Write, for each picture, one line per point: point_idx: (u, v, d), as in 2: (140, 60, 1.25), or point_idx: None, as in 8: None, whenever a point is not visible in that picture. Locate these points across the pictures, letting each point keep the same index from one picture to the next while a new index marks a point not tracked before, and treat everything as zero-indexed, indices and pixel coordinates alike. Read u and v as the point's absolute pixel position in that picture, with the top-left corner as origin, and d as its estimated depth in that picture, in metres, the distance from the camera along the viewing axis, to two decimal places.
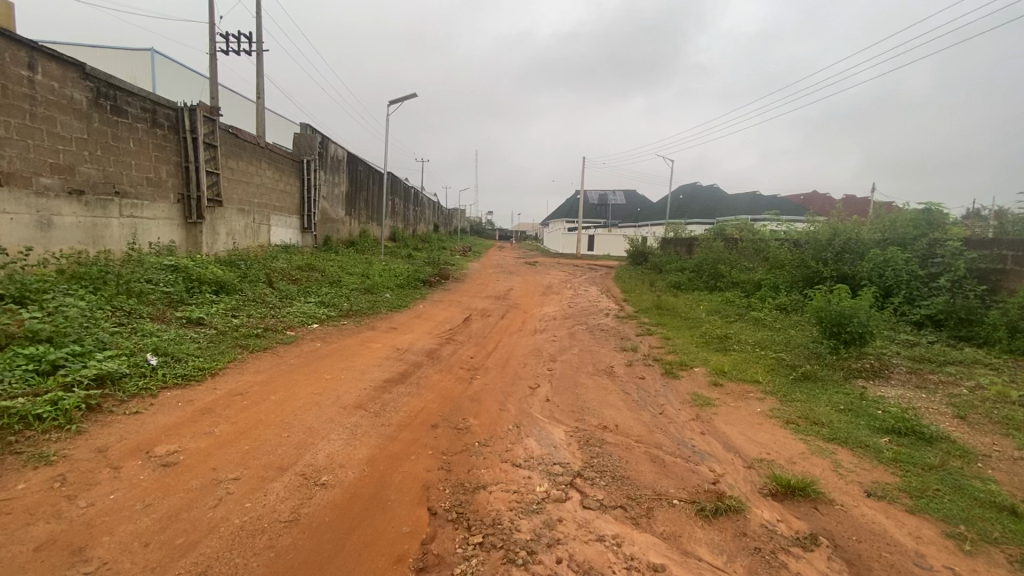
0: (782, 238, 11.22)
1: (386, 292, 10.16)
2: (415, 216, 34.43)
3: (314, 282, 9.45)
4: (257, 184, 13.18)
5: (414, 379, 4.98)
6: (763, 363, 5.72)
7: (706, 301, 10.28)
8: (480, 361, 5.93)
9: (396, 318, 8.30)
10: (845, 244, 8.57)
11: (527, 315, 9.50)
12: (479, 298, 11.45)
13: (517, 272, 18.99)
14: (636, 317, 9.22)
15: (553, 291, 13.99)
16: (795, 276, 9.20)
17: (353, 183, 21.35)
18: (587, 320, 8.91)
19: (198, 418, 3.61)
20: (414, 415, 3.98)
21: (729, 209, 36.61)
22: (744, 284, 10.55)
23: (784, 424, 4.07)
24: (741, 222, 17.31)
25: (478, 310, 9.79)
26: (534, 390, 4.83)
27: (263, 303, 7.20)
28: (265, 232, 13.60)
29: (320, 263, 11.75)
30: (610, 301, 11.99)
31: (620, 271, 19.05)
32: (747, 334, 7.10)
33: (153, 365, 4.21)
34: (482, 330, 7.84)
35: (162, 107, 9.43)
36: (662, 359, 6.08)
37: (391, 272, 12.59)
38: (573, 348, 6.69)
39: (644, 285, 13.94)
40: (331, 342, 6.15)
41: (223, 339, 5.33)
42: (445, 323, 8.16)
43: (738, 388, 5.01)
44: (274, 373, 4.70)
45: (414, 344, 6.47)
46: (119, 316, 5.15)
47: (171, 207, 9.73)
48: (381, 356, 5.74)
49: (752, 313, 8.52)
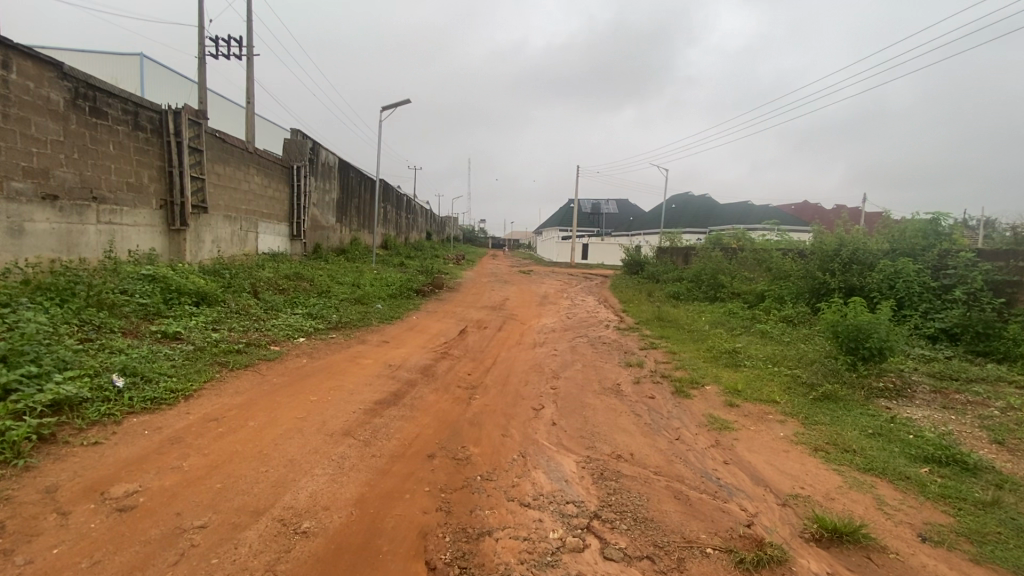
0: (784, 248, 10.97)
1: (378, 303, 9.77)
2: (408, 224, 34.07)
3: (302, 292, 9.04)
4: (245, 190, 12.77)
5: (408, 400, 4.61)
6: (779, 382, 5.41)
7: (708, 312, 9.99)
8: (479, 378, 5.57)
9: (389, 330, 7.91)
10: (852, 254, 8.33)
11: (525, 327, 9.14)
12: (474, 308, 11.08)
13: (511, 281, 18.66)
14: (638, 329, 8.90)
15: (550, 300, 13.66)
16: (801, 287, 8.93)
17: (344, 190, 20.97)
18: (588, 333, 8.57)
19: (166, 450, 3.21)
20: (408, 444, 3.61)
21: (723, 219, 36.57)
22: (747, 295, 10.28)
23: (812, 452, 3.74)
24: (738, 231, 17.12)
25: (473, 321, 9.43)
26: (538, 412, 4.48)
27: (247, 316, 6.78)
28: (252, 239, 13.16)
29: (309, 272, 11.35)
30: (609, 311, 11.67)
31: (616, 280, 18.76)
32: (756, 349, 6.79)
33: (119, 388, 3.81)
34: (479, 343, 7.47)
35: (145, 109, 9.02)
36: (671, 376, 5.75)
37: (383, 281, 12.21)
38: (576, 363, 6.35)
39: (642, 295, 13.65)
40: (319, 358, 5.75)
41: (201, 356, 4.92)
42: (440, 335, 7.79)
43: (755, 409, 4.68)
44: (255, 394, 4.31)
45: (408, 360, 6.09)
46: (86, 332, 4.73)
47: (153, 213, 9.30)
48: (373, 374, 5.36)
49: (758, 325, 8.22)
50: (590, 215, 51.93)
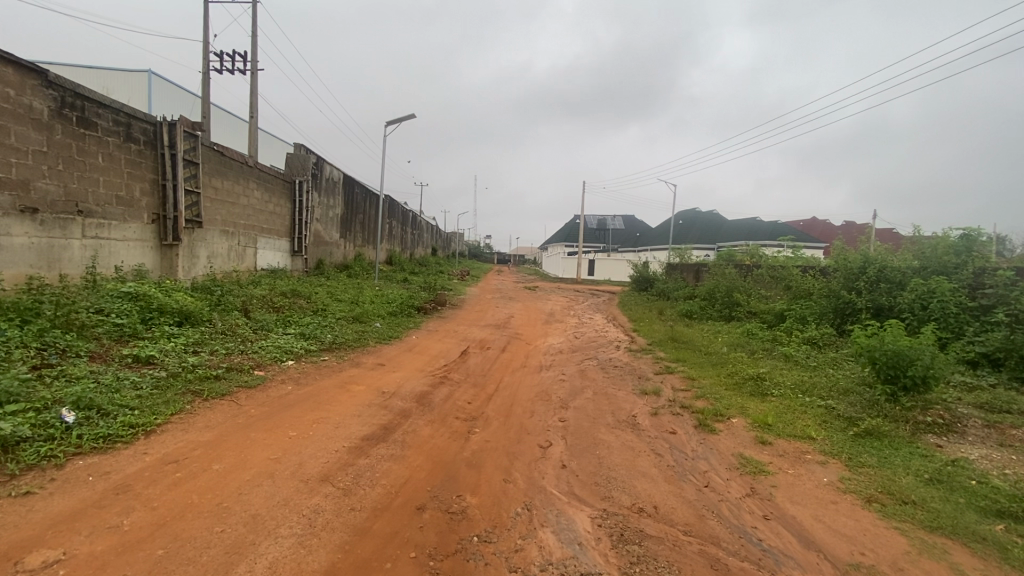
0: (803, 265, 10.44)
1: (376, 322, 9.32)
2: (412, 239, 33.83)
3: (296, 311, 8.61)
4: (244, 204, 12.46)
5: (400, 435, 4.12)
6: (813, 415, 4.87)
7: (725, 333, 9.46)
8: (480, 408, 5.07)
9: (386, 351, 7.43)
10: (878, 272, 7.80)
11: (530, 348, 8.63)
12: (477, 327, 10.58)
13: (517, 297, 18.16)
14: (651, 351, 8.38)
15: (557, 318, 13.15)
16: (824, 307, 8.39)
17: (348, 206, 20.70)
18: (597, 355, 8.04)
19: (108, 502, 2.74)
20: (396, 493, 3.12)
21: (731, 234, 36.03)
22: (766, 314, 9.74)
23: (866, 503, 3.21)
24: (750, 247, 16.58)
25: (476, 341, 8.93)
26: (545, 450, 3.97)
27: (232, 337, 6.32)
28: (250, 255, 12.80)
29: (306, 289, 10.94)
30: (619, 330, 11.14)
31: (625, 298, 18.20)
32: (783, 375, 6.25)
33: (67, 424, 3.36)
34: (481, 366, 6.98)
35: (138, 120, 8.74)
36: (692, 407, 5.23)
37: (383, 298, 11.76)
38: (586, 390, 5.84)
39: (653, 313, 13.10)
40: (306, 384, 5.28)
41: (172, 384, 4.46)
42: (440, 357, 7.30)
43: (790, 448, 4.15)
44: (227, 429, 3.83)
45: (403, 386, 5.60)
46: (45, 358, 4.30)
47: (145, 227, 8.96)
48: (364, 402, 4.88)
49: (780, 349, 7.68)
50: (596, 231, 51.54)
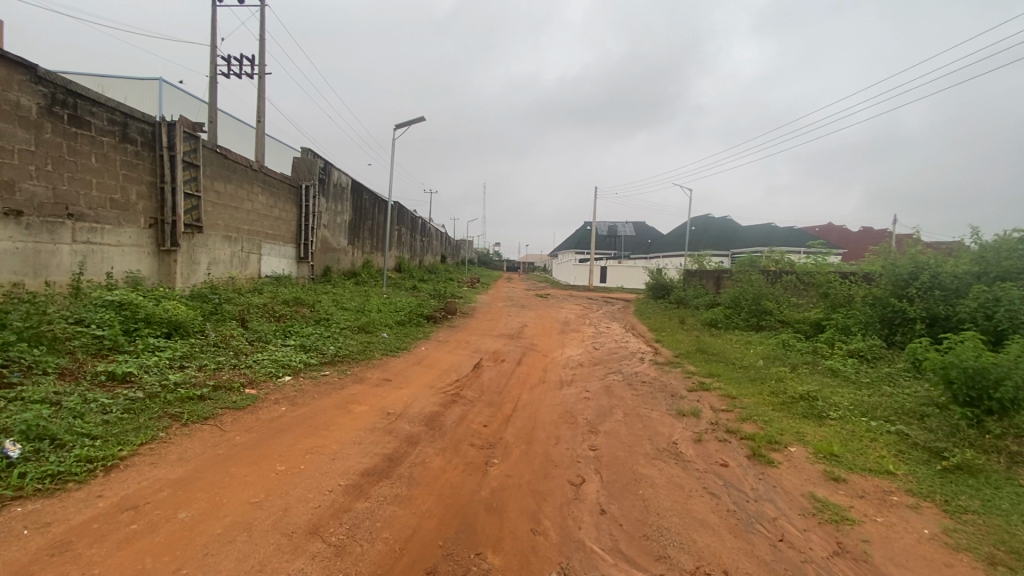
0: (841, 271, 9.73)
1: (383, 332, 8.76)
2: (422, 247, 33.41)
3: (298, 320, 8.07)
4: (248, 209, 12.02)
5: (407, 469, 3.53)
6: (884, 444, 4.21)
7: (757, 344, 8.78)
8: (497, 433, 4.46)
9: (393, 365, 6.84)
10: (933, 279, 7.10)
11: (548, 360, 8.00)
12: (490, 337, 10.01)
13: (530, 305, 17.54)
14: (680, 364, 7.72)
15: (572, 327, 12.51)
16: (870, 317, 7.69)
17: (357, 212, 20.29)
18: (622, 369, 7.40)
19: (39, 567, 2.17)
20: (401, 550, 2.53)
21: (747, 241, 35.18)
22: (802, 325, 9.05)
23: (989, 568, 2.56)
24: (774, 254, 15.85)
25: (490, 353, 8.33)
26: (578, 489, 3.36)
27: (226, 350, 5.78)
28: (254, 261, 12.33)
29: (311, 297, 10.43)
30: (640, 341, 10.49)
31: (642, 306, 17.51)
32: (837, 395, 5.57)
33: (10, 460, 2.81)
34: (495, 380, 6.38)
35: (136, 120, 8.30)
36: (740, 433, 4.58)
37: (390, 307, 11.21)
38: (615, 410, 5.21)
39: (674, 323, 12.42)
40: (303, 405, 4.72)
41: (148, 406, 3.90)
42: (451, 371, 6.70)
43: (870, 487, 3.51)
44: (204, 463, 3.26)
45: (411, 406, 5.01)
46: (4, 376, 3.76)
47: (141, 232, 8.49)
48: (366, 426, 4.31)
49: (825, 363, 6.99)
50: (607, 237, 50.85)
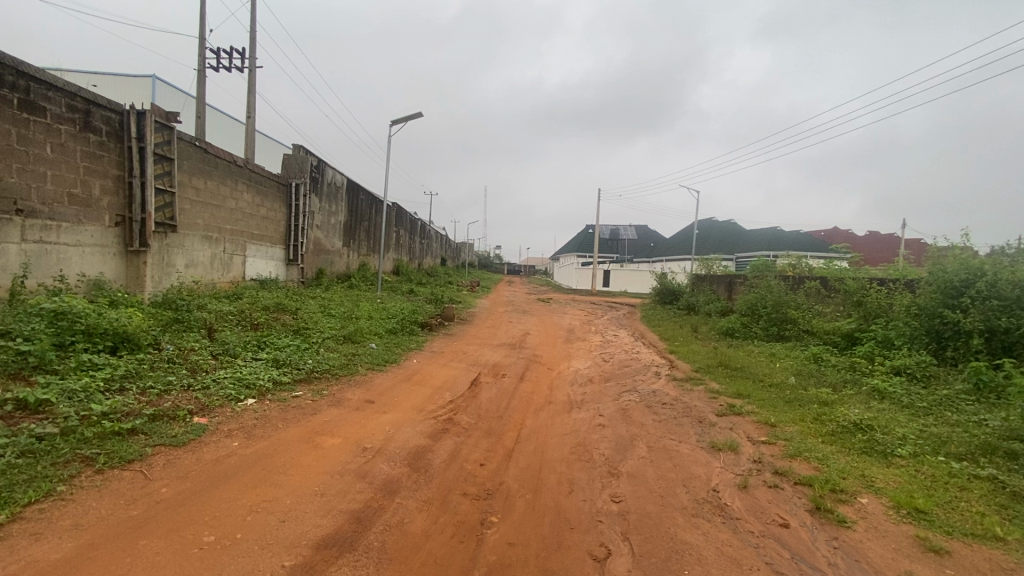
0: (875, 277, 8.89)
1: (371, 341, 7.95)
2: (421, 249, 32.66)
3: (276, 330, 7.26)
4: (232, 208, 11.23)
5: (379, 537, 2.73)
6: (977, 497, 3.40)
7: (784, 359, 7.96)
8: (497, 476, 3.65)
9: (378, 382, 6.01)
10: (990, 288, 6.29)
11: (554, 375, 7.18)
12: (489, 347, 9.18)
13: (532, 311, 16.74)
14: (702, 381, 6.91)
15: (578, 336, 11.66)
16: (916, 330, 6.88)
17: (352, 212, 19.50)
18: (638, 387, 6.57)
19: None
20: None
21: (753, 245, 34.27)
22: (833, 337, 8.24)
23: None
24: (790, 259, 15.02)
25: (489, 366, 7.52)
26: (603, 568, 2.57)
27: (181, 366, 4.97)
28: (237, 263, 11.51)
29: (297, 303, 9.63)
30: (652, 351, 9.67)
31: (649, 312, 16.70)
32: (895, 424, 4.76)
33: None
34: (496, 402, 5.56)
35: (100, 107, 7.52)
36: (792, 476, 3.77)
37: (383, 313, 10.39)
38: (637, 444, 4.40)
39: (687, 331, 11.60)
40: (262, 438, 3.91)
41: (55, 447, 3.10)
42: (445, 390, 5.89)
43: (981, 562, 2.71)
44: (106, 533, 2.47)
45: (395, 438, 4.20)
46: None
47: (105, 231, 7.70)
48: (335, 468, 3.51)
49: (868, 382, 6.18)
50: (610, 240, 49.95)
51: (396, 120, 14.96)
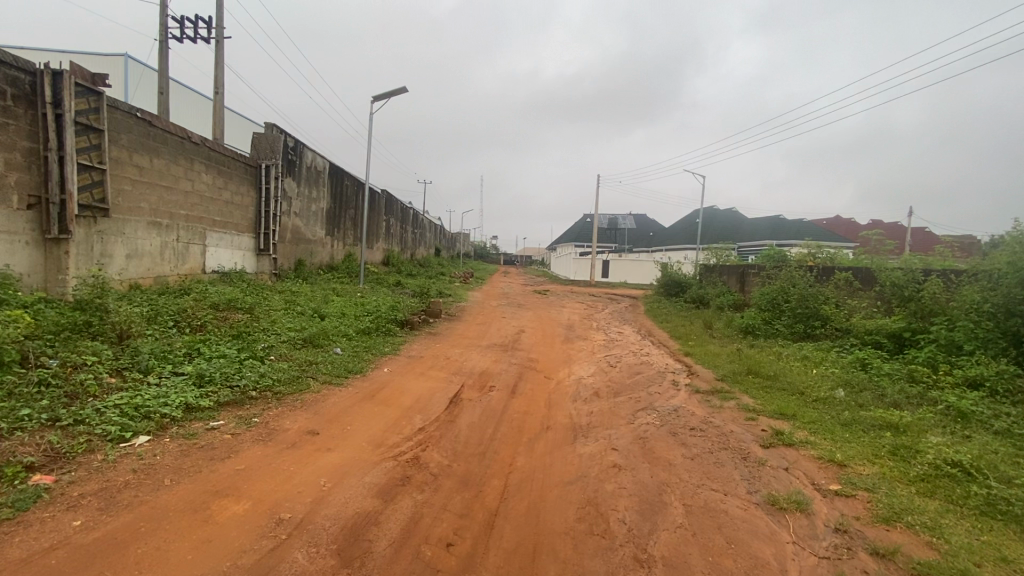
0: (922, 268, 7.69)
1: (336, 345, 6.74)
2: (414, 240, 31.44)
3: (218, 334, 6.02)
4: (188, 190, 9.91)
5: None
6: None
7: (823, 366, 6.78)
8: (469, 572, 2.45)
9: (332, 402, 4.76)
10: None
11: (552, 387, 5.96)
12: (478, 349, 7.98)
13: (527, 305, 15.54)
14: (732, 394, 5.73)
15: (579, 334, 10.43)
16: (988, 332, 5.72)
17: (336, 199, 18.19)
18: (655, 404, 5.37)
19: None
20: None
21: (757, 235, 33.03)
22: (878, 339, 7.08)
23: None
24: (807, 247, 13.82)
25: (475, 375, 6.29)
26: None
27: (56, 390, 3.74)
28: (194, 253, 10.20)
29: (257, 298, 8.38)
30: (664, 353, 8.48)
31: (654, 305, 15.53)
32: (1006, 466, 3.57)
33: None
34: (479, 430, 4.33)
35: (2, 65, 6.21)
36: (901, 561, 2.58)
37: (358, 309, 9.15)
38: (669, 501, 3.19)
39: (701, 329, 10.42)
40: (127, 507, 2.68)
41: None
42: (416, 412, 4.66)
43: None
44: None
45: (329, 499, 2.97)
46: None
47: (14, 216, 6.40)
48: (217, 569, 2.29)
49: (941, 399, 5.02)
50: (608, 230, 48.54)
51: (378, 96, 13.63)
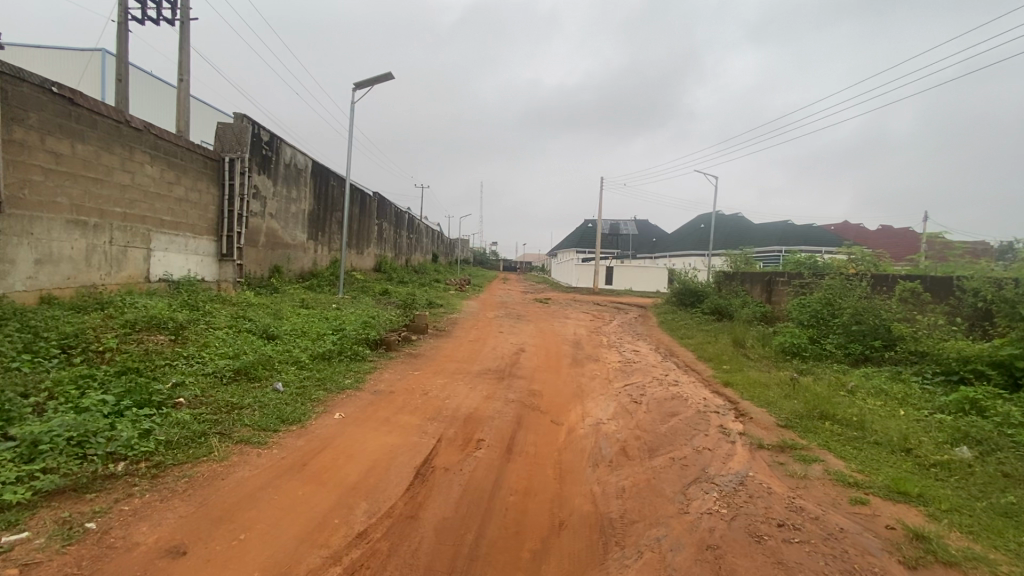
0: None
1: (278, 379, 5.13)
2: (410, 245, 29.97)
3: (108, 366, 4.43)
4: (125, 183, 8.35)
5: None
6: None
7: (914, 406, 5.18)
8: None
9: (236, 482, 3.15)
10: None
11: (563, 441, 4.36)
12: (466, 377, 6.38)
13: (528, 316, 13.96)
14: (813, 453, 4.13)
15: (588, 354, 8.83)
16: None
17: (319, 200, 16.59)
18: (710, 473, 3.77)
19: None
20: None
21: (768, 240, 31.45)
22: (980, 369, 5.57)
23: None
24: (842, 253, 12.27)
25: (459, 420, 4.69)
26: None
27: None
28: (133, 258, 8.62)
29: (195, 314, 6.77)
30: (696, 382, 6.87)
31: (669, 317, 13.93)
32: None
33: None
34: (452, 538, 2.72)
35: None
36: None
37: (323, 325, 7.56)
38: None
39: (732, 348, 8.81)
40: None
41: None
42: (361, 499, 3.06)
43: None
44: None
45: None
46: None
47: None
48: None
49: None
50: (611, 235, 46.97)
51: (363, 83, 12.13)
